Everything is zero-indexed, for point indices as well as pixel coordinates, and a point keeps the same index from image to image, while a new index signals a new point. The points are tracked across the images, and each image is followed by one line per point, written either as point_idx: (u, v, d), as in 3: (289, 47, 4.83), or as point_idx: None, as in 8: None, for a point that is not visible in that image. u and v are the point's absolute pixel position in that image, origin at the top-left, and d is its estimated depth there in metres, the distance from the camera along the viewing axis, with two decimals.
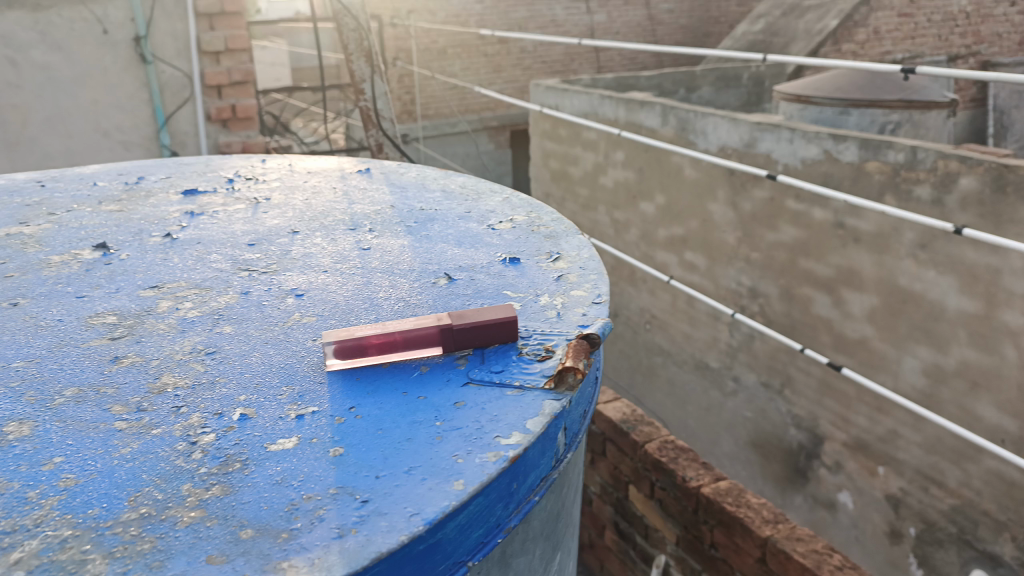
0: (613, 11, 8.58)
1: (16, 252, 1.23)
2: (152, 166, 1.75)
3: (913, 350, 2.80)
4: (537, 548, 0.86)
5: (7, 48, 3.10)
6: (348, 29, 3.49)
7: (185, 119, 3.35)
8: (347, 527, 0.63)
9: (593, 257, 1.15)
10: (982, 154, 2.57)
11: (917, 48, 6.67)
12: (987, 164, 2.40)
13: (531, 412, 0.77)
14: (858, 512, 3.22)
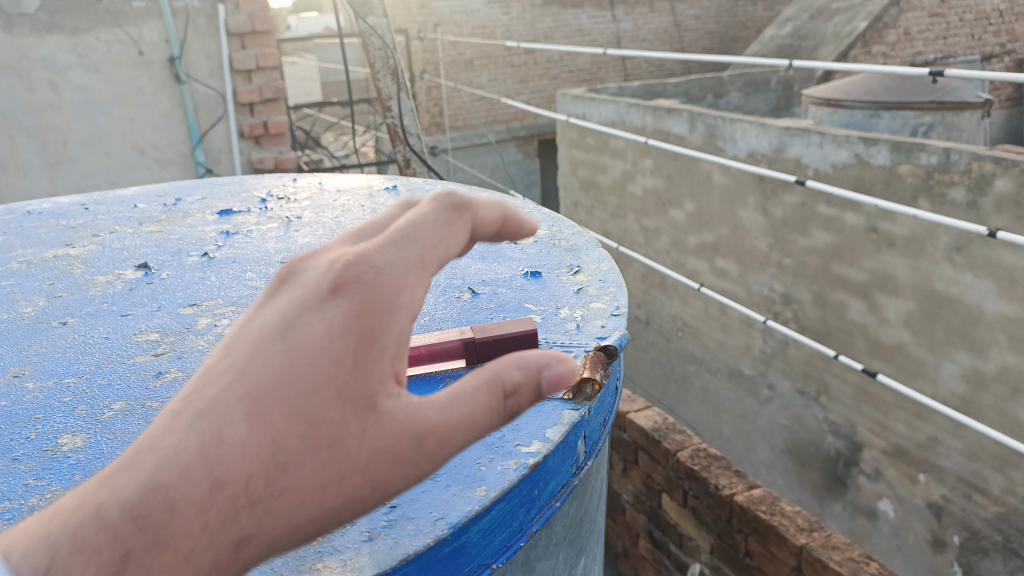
0: (640, 18, 8.61)
1: (63, 273, 1.29)
2: (188, 187, 1.82)
3: (951, 355, 2.77)
4: (561, 553, 0.89)
5: (46, 71, 3.21)
6: (374, 48, 3.57)
7: (218, 136, 3.47)
8: (376, 530, 0.67)
9: (613, 269, 1.18)
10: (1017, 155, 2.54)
11: (949, 48, 6.59)
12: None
13: (551, 421, 0.80)
14: (899, 520, 3.19)
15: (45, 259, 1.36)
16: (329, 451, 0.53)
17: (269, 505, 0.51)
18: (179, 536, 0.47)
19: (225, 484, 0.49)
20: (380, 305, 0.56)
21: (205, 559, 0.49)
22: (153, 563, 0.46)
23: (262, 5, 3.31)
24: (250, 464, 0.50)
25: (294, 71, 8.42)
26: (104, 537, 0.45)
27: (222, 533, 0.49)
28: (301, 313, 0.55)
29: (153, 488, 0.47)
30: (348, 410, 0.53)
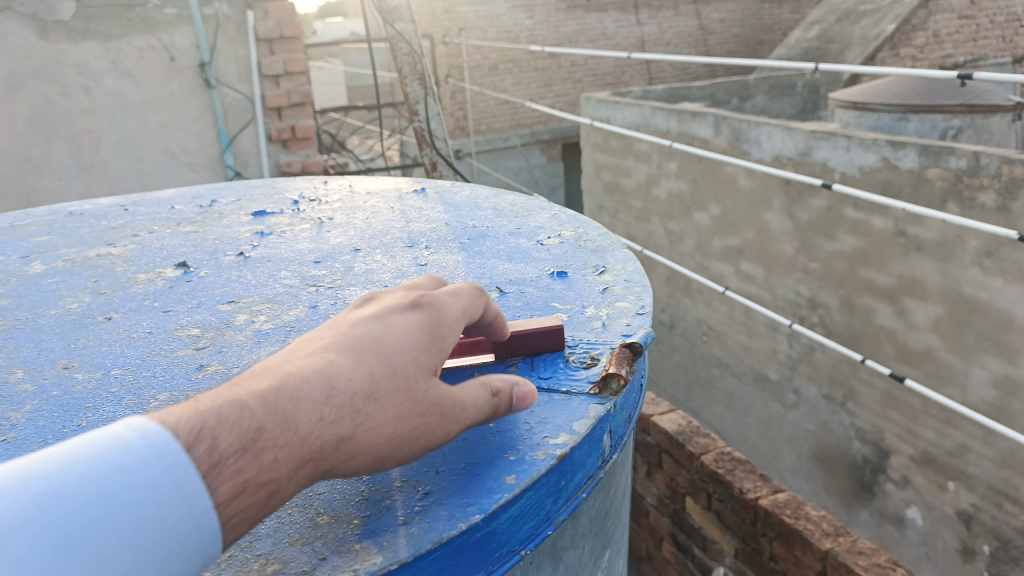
0: (664, 22, 8.60)
1: (106, 271, 1.34)
2: (223, 189, 1.87)
3: (981, 361, 2.75)
4: (587, 544, 0.91)
5: (81, 77, 3.28)
6: (402, 53, 3.62)
7: (247, 141, 3.54)
8: (411, 515, 0.70)
9: (637, 270, 1.20)
10: None
11: (979, 51, 6.53)
12: None
13: (577, 415, 0.83)
14: (928, 528, 3.16)
15: (87, 258, 1.41)
16: (408, 390, 0.66)
17: (362, 421, 0.63)
18: (299, 425, 0.60)
19: (335, 396, 0.63)
20: (442, 314, 0.74)
21: (313, 450, 0.60)
22: (279, 439, 0.59)
23: (290, 11, 3.39)
24: (355, 386, 0.64)
25: (320, 76, 8.52)
26: (246, 414, 0.58)
27: (328, 434, 0.61)
28: (387, 312, 0.73)
29: (282, 389, 0.61)
30: (422, 366, 0.68)
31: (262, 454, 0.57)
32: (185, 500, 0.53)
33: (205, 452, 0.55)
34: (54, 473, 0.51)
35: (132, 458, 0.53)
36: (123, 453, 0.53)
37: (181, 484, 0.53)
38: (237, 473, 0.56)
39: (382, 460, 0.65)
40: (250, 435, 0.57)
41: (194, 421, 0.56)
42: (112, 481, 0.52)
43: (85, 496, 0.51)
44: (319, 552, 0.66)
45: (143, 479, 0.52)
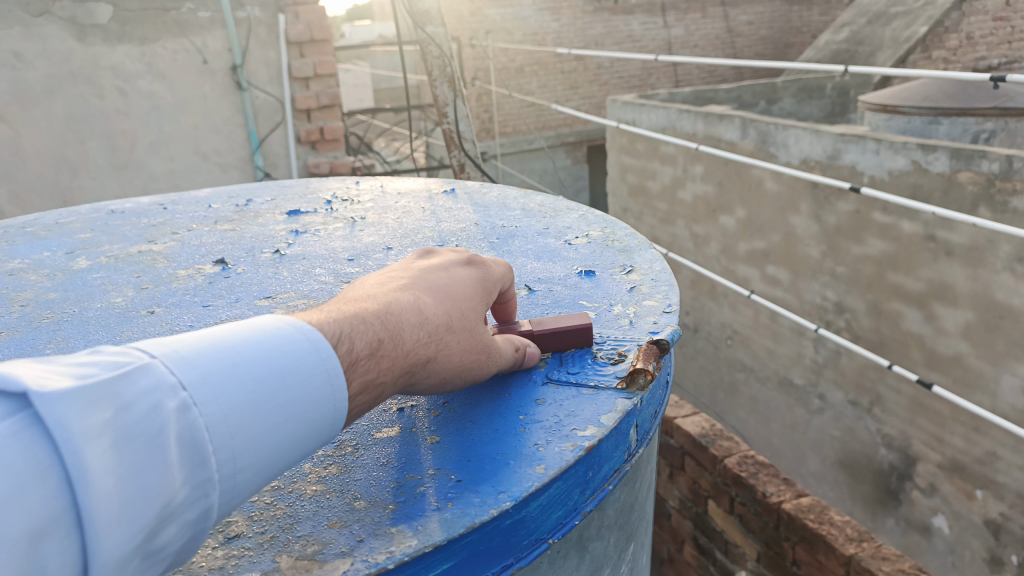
0: (692, 24, 8.58)
1: (148, 267, 1.39)
2: (257, 189, 1.92)
3: (1011, 368, 2.73)
4: (612, 536, 0.94)
5: (117, 79, 3.36)
6: (432, 55, 3.66)
7: (276, 142, 3.61)
8: (445, 501, 0.72)
9: (664, 269, 1.22)
10: None
11: (1014, 53, 6.43)
12: None
13: (605, 409, 0.85)
14: (955, 537, 3.13)
15: (130, 254, 1.46)
16: (473, 330, 0.81)
17: (441, 350, 0.77)
18: (405, 341, 0.73)
19: (428, 323, 0.76)
20: (493, 272, 0.89)
21: (409, 364, 0.73)
22: (393, 352, 0.71)
23: (320, 14, 3.45)
24: (439, 318, 0.77)
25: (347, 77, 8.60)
26: (367, 325, 0.70)
27: (420, 353, 0.74)
28: (450, 262, 0.87)
29: (389, 312, 0.73)
30: (481, 314, 0.83)
31: (379, 358, 0.69)
32: (332, 385, 0.65)
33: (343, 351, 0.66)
34: (239, 349, 0.61)
35: (299, 345, 0.64)
36: (290, 341, 0.64)
37: (329, 371, 0.65)
38: (361, 371, 0.68)
39: (445, 380, 0.79)
40: (373, 344, 0.70)
41: (330, 326, 0.67)
42: (284, 360, 0.63)
43: (266, 370, 0.61)
44: (357, 534, 0.69)
45: (306, 362, 0.63)
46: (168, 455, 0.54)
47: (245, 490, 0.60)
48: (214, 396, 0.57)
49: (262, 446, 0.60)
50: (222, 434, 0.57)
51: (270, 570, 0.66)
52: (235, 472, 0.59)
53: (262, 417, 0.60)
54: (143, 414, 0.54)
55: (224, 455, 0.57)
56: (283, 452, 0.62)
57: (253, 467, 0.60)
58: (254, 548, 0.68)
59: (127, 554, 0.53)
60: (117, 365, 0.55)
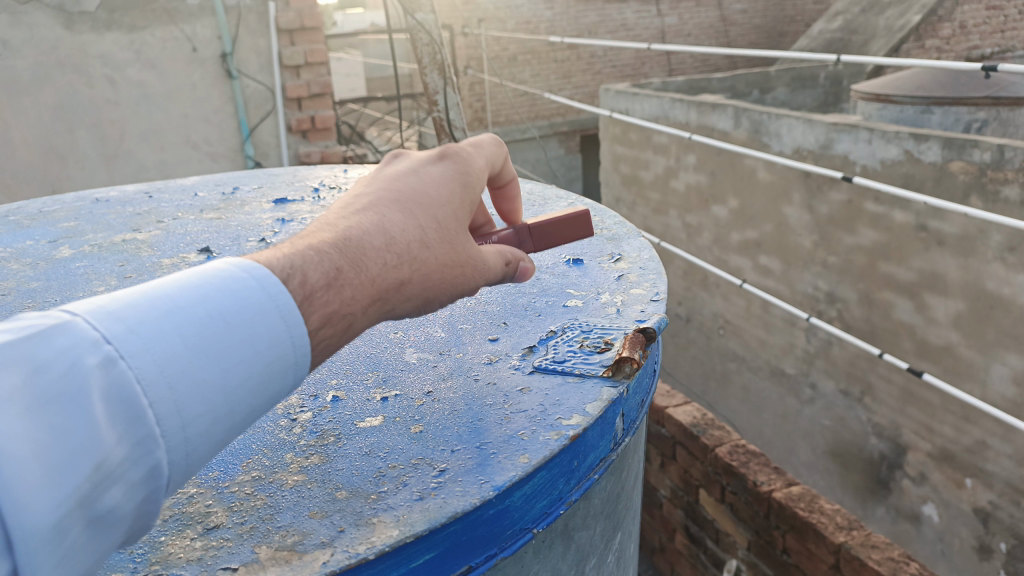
0: (685, 13, 8.55)
1: (132, 256, 1.37)
2: (245, 177, 1.90)
3: (1002, 358, 2.74)
4: (599, 526, 0.93)
5: (105, 68, 3.33)
6: (422, 43, 3.64)
7: (267, 131, 3.58)
8: (427, 491, 0.72)
9: (652, 257, 1.22)
10: None
11: (1007, 42, 6.44)
12: None
13: (590, 397, 0.84)
14: (944, 525, 3.15)
15: (114, 243, 1.44)
16: (453, 245, 0.74)
17: (416, 271, 0.70)
18: (369, 267, 0.66)
19: (395, 245, 0.69)
20: (469, 172, 0.81)
21: (380, 290, 0.66)
22: (357, 278, 0.64)
23: (310, 2, 3.42)
24: (407, 236, 0.71)
25: (339, 66, 8.54)
26: (325, 256, 0.64)
27: (391, 277, 0.68)
28: (420, 168, 0.79)
29: (349, 239, 0.67)
30: (462, 225, 0.76)
31: (344, 290, 0.63)
32: (287, 324, 0.58)
33: (299, 285, 0.60)
34: (176, 295, 0.55)
35: (241, 286, 0.57)
36: (232, 282, 0.57)
37: (282, 309, 0.58)
38: (324, 305, 0.61)
39: (426, 301, 0.72)
40: (334, 273, 0.63)
41: (282, 260, 0.61)
42: (227, 303, 0.56)
43: (206, 314, 0.55)
44: (338, 524, 0.68)
45: (252, 304, 0.57)
46: (93, 414, 0.48)
47: (202, 449, 0.54)
48: (147, 346, 0.51)
49: (212, 399, 0.54)
50: (161, 386, 0.51)
51: (249, 562, 0.65)
52: (184, 427, 0.52)
53: (207, 367, 0.54)
54: (62, 375, 0.47)
55: (167, 408, 0.51)
56: (239, 403, 0.56)
57: (205, 423, 0.54)
58: (234, 540, 0.67)
59: (61, 523, 0.46)
60: (31, 327, 0.48)
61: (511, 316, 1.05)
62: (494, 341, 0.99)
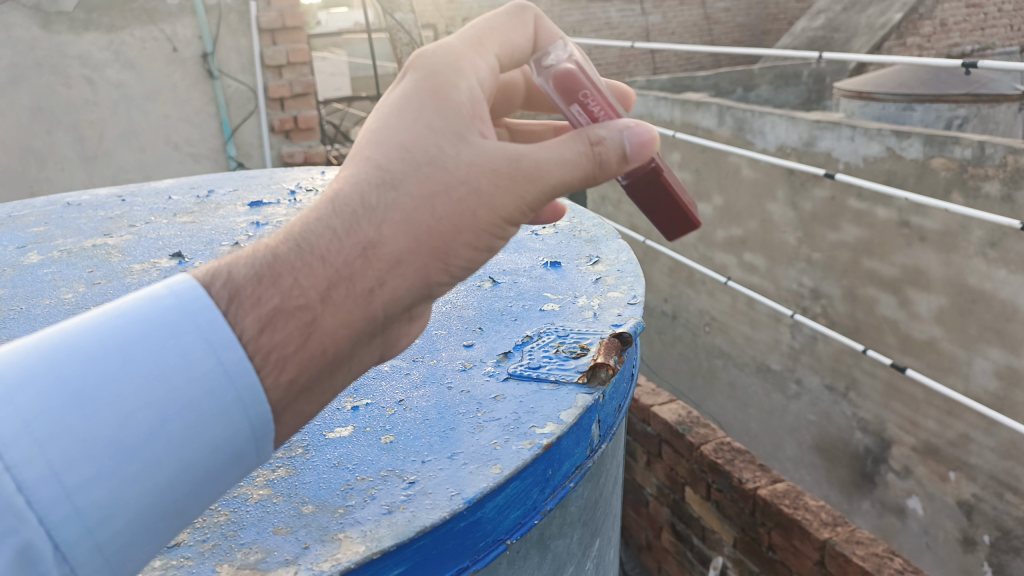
0: (669, 11, 8.58)
1: (101, 261, 1.35)
2: (220, 180, 1.87)
3: (984, 352, 2.75)
4: (575, 533, 0.92)
5: (84, 68, 3.28)
6: (401, 43, 3.62)
7: (249, 131, 3.55)
8: (396, 504, 0.70)
9: (631, 260, 1.21)
10: None
11: (986, 39, 6.50)
12: None
13: (565, 404, 0.83)
14: (929, 518, 3.16)
15: (83, 248, 1.42)
16: (430, 168, 0.65)
17: (383, 220, 0.63)
18: (312, 248, 0.61)
19: (341, 209, 0.63)
20: (437, 61, 0.70)
21: (338, 262, 0.62)
22: (293, 261, 0.60)
23: (292, 1, 3.39)
24: (360, 191, 0.64)
25: (323, 66, 8.46)
26: (259, 251, 0.61)
27: (346, 246, 0.62)
28: (385, 94, 0.71)
29: (290, 225, 0.63)
30: (439, 136, 0.66)
31: (280, 281, 0.59)
32: (215, 350, 0.56)
33: (223, 289, 0.58)
34: (68, 335, 0.54)
35: (158, 308, 0.56)
36: (150, 306, 0.56)
37: (206, 333, 0.56)
38: (258, 305, 0.58)
39: (419, 246, 0.64)
40: (262, 267, 0.60)
41: (209, 271, 0.60)
42: (130, 331, 0.55)
43: (99, 347, 0.54)
44: (303, 540, 0.67)
45: (167, 327, 0.55)
46: None
47: (109, 525, 0.52)
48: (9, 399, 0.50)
49: (114, 458, 0.52)
50: (27, 444, 0.49)
51: None
52: (67, 494, 0.50)
53: (102, 420, 0.52)
54: None
55: (39, 470, 0.49)
56: (155, 461, 0.54)
57: (103, 487, 0.52)
58: (195, 558, 0.66)
59: None
60: None
61: (486, 321, 1.04)
62: (469, 347, 0.97)
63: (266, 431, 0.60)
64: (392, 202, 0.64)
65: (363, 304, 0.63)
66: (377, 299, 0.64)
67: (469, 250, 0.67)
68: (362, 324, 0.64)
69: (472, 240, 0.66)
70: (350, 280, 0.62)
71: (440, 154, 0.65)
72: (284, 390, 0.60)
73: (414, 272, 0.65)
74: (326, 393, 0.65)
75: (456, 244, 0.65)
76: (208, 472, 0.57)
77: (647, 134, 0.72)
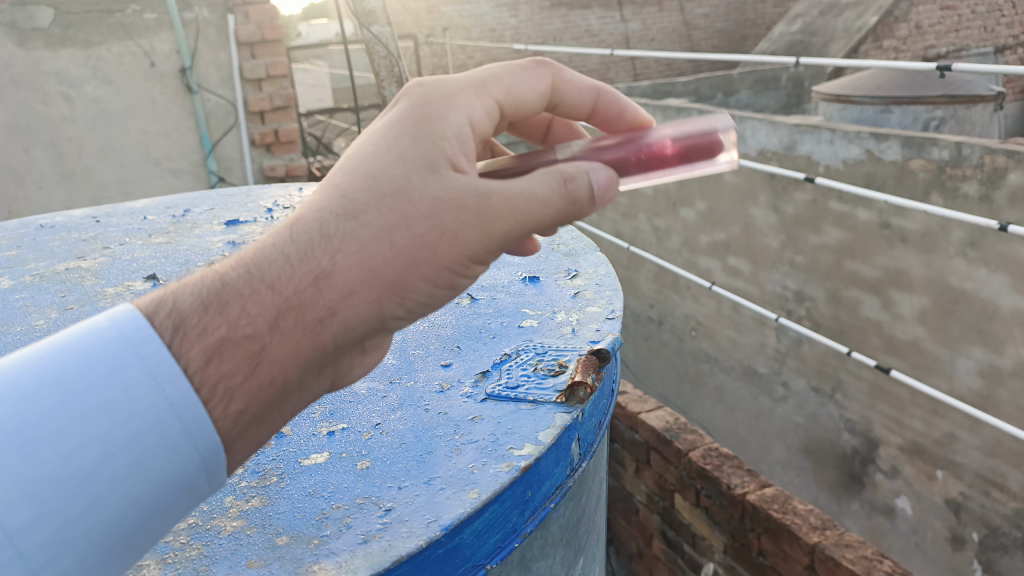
0: (649, 18, 8.64)
1: (74, 285, 1.33)
2: (197, 199, 1.85)
3: (966, 351, 2.77)
4: (557, 553, 0.91)
5: (61, 85, 3.24)
6: (379, 56, 3.60)
7: (230, 145, 3.52)
8: (371, 533, 0.69)
9: (609, 273, 1.20)
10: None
11: (961, 41, 6.57)
12: None
13: (543, 425, 0.82)
14: (918, 518, 3.17)
15: (57, 272, 1.39)
16: (393, 201, 0.65)
17: (337, 250, 0.63)
18: (266, 278, 0.62)
19: (301, 238, 0.64)
20: (425, 98, 0.71)
21: (291, 292, 0.62)
22: (245, 290, 0.61)
23: (271, 14, 3.37)
24: (322, 219, 0.64)
25: (304, 77, 8.45)
26: (216, 279, 0.63)
27: (299, 276, 0.62)
28: (373, 125, 0.72)
29: (250, 254, 0.65)
30: (408, 168, 0.66)
31: (228, 311, 0.61)
32: (157, 382, 0.57)
33: (168, 319, 0.60)
34: (9, 372, 0.55)
35: (99, 341, 0.57)
36: (90, 338, 0.57)
37: (150, 367, 0.57)
38: (204, 335, 0.59)
39: (375, 277, 0.64)
40: (213, 297, 0.61)
41: (159, 299, 0.62)
42: (70, 366, 0.56)
43: (39, 385, 0.55)
44: (276, 573, 0.65)
45: (109, 359, 0.56)
46: None
47: (56, 565, 0.53)
48: None
49: (57, 499, 0.53)
50: None
51: None
52: (10, 538, 0.52)
53: (45, 461, 0.53)
54: None
55: None
56: (101, 500, 0.55)
57: (46, 528, 0.53)
58: None
59: None
60: None
61: (464, 340, 1.03)
62: (447, 367, 0.96)
63: (218, 461, 0.60)
64: (350, 233, 0.64)
65: (312, 334, 0.63)
66: (326, 330, 0.64)
67: (427, 285, 0.66)
68: (311, 354, 0.64)
69: (430, 275, 0.66)
70: (300, 310, 0.62)
71: (406, 187, 0.65)
72: (234, 421, 0.61)
73: (368, 304, 0.65)
74: (280, 422, 0.65)
75: (412, 277, 0.65)
76: (158, 506, 0.57)
77: (609, 175, 0.71)
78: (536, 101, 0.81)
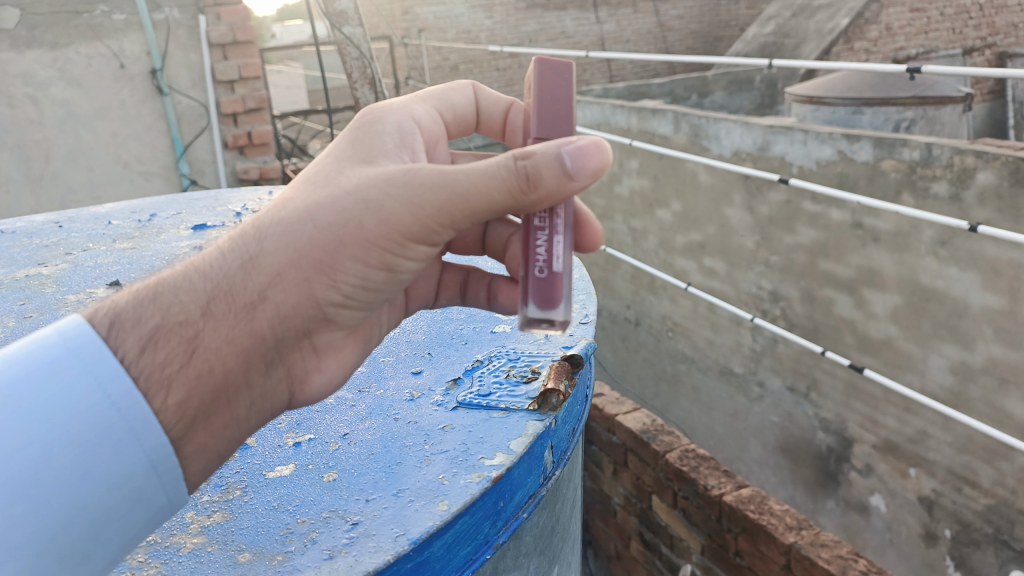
0: (623, 19, 8.66)
1: (34, 292, 1.29)
2: (163, 203, 1.81)
3: (938, 349, 2.79)
4: (531, 564, 0.89)
5: (28, 87, 3.18)
6: (351, 57, 3.56)
7: (202, 148, 3.46)
8: (337, 549, 0.66)
9: (582, 278, 1.19)
10: (998, 147, 2.57)
11: (931, 43, 6.66)
12: (1005, 158, 2.41)
13: (515, 433, 0.80)
14: (892, 514, 3.20)
15: (16, 279, 1.35)
16: (322, 191, 0.70)
17: (267, 239, 0.68)
18: (204, 273, 0.68)
19: (239, 238, 0.70)
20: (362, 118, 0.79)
21: (222, 280, 0.67)
22: (185, 282, 0.67)
23: (243, 15, 3.32)
24: (258, 220, 0.71)
25: (279, 79, 8.39)
26: (163, 282, 0.69)
27: (233, 265, 0.68)
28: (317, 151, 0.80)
29: (198, 260, 0.71)
30: (339, 167, 0.72)
31: (164, 302, 0.66)
32: (98, 380, 0.60)
33: (106, 318, 0.64)
34: None
35: (42, 349, 0.61)
36: (36, 348, 0.61)
37: (93, 369, 0.61)
38: (139, 327, 0.64)
39: (303, 260, 0.68)
40: (157, 293, 0.67)
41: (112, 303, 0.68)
42: (14, 373, 0.59)
43: None
44: None
45: (49, 364, 0.60)
46: None
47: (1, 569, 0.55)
48: None
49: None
50: None
51: None
52: None
53: None
54: None
55: None
56: (42, 503, 0.57)
57: None
58: None
59: None
60: None
61: (435, 346, 1.01)
62: (418, 375, 0.94)
63: (169, 464, 0.63)
64: (279, 224, 0.69)
65: (245, 319, 0.67)
66: (259, 315, 0.67)
67: (357, 266, 0.70)
68: (248, 345, 0.67)
69: (359, 255, 0.69)
70: (231, 295, 0.66)
71: (333, 180, 0.70)
72: (177, 415, 0.64)
73: (297, 287, 0.68)
74: (227, 422, 0.69)
75: (340, 256, 0.69)
76: (104, 509, 0.60)
77: (591, 144, 0.68)
78: (464, 109, 0.92)
